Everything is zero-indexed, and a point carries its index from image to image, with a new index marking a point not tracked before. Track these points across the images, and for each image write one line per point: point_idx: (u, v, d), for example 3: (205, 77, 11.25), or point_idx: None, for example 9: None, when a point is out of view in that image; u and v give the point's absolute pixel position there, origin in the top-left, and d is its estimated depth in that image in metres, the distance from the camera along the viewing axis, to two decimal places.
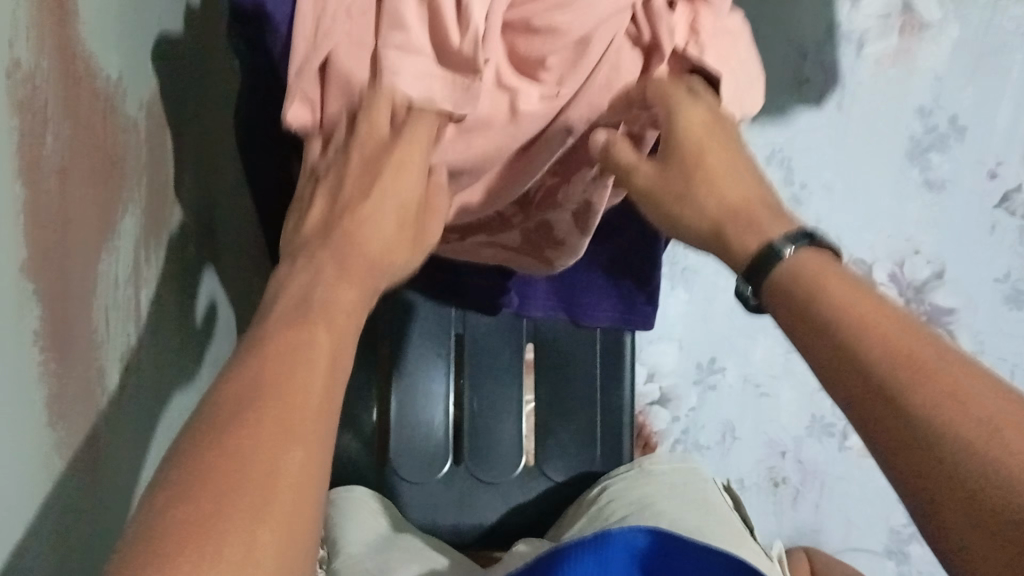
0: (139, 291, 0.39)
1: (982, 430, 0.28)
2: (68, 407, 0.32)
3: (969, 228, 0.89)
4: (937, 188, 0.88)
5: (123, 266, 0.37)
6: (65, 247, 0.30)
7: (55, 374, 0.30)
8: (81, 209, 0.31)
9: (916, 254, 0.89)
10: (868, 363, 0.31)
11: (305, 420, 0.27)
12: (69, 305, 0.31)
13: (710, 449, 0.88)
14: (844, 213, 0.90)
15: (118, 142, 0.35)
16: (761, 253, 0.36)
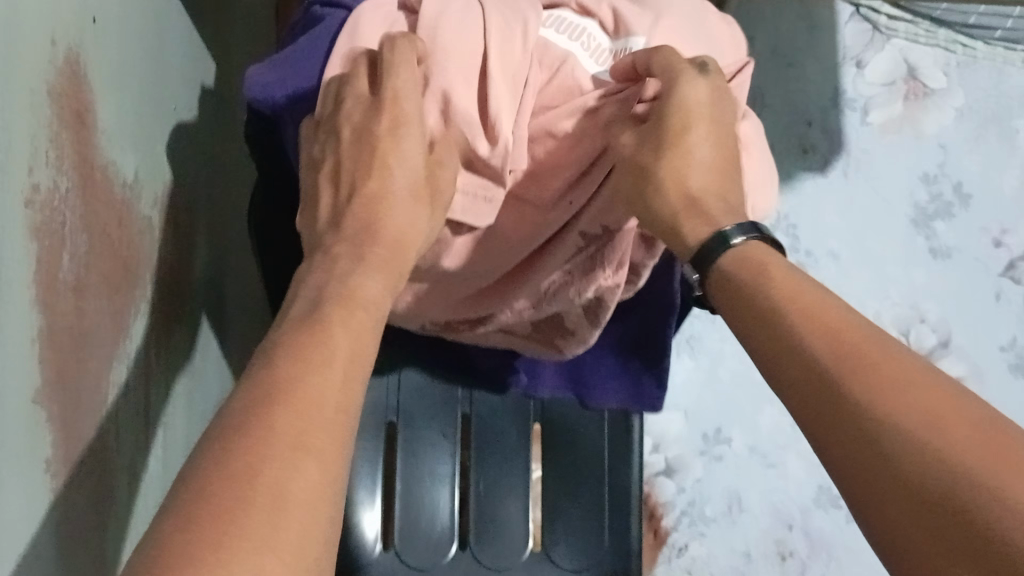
0: (153, 394, 0.38)
1: (924, 412, 0.26)
2: (86, 527, 0.31)
3: (974, 295, 0.87)
4: (941, 256, 0.88)
5: (137, 373, 0.36)
6: (82, 354, 0.30)
7: (72, 495, 0.29)
8: (96, 318, 0.31)
9: (922, 322, 0.87)
10: (809, 355, 0.30)
11: (317, 421, 0.26)
12: (83, 420, 0.30)
13: (716, 522, 0.86)
14: (849, 279, 0.87)
15: (133, 240, 0.35)
16: (705, 245, 0.36)
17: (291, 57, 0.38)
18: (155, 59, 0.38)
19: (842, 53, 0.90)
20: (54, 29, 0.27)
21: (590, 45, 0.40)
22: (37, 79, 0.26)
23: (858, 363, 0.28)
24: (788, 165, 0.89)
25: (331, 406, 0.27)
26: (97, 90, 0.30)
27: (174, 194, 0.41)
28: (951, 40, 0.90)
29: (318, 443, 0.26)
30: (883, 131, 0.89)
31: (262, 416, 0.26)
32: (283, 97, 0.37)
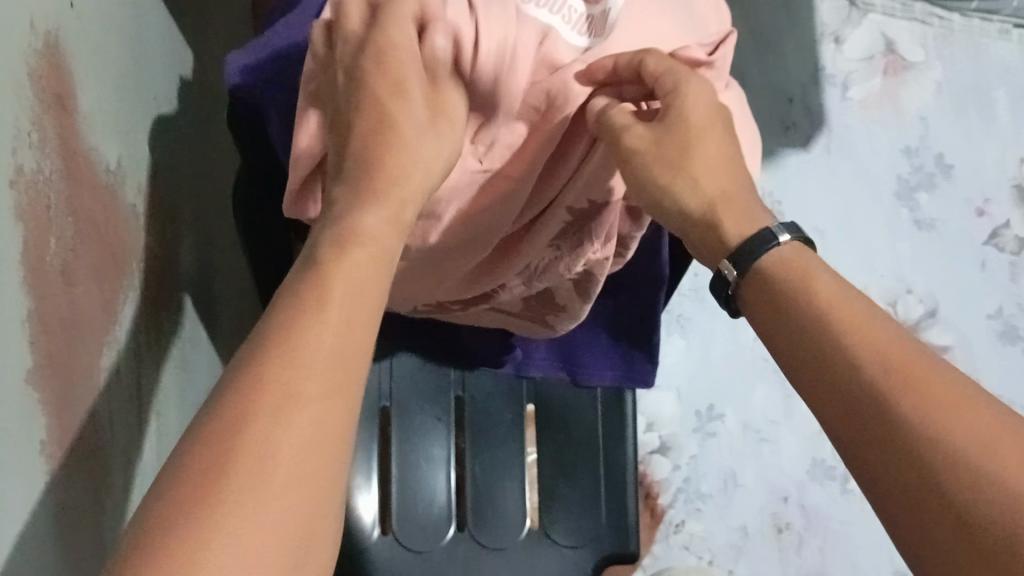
0: (143, 382, 0.38)
1: (983, 441, 0.28)
2: (81, 512, 0.30)
3: (959, 265, 0.88)
4: (925, 227, 0.89)
5: (127, 357, 0.36)
6: (72, 342, 0.30)
7: (64, 481, 0.29)
8: (83, 302, 0.31)
9: (909, 294, 0.87)
10: (851, 372, 0.31)
11: (306, 406, 0.25)
12: (74, 405, 0.30)
13: (713, 499, 0.86)
14: (836, 254, 0.88)
15: (118, 230, 0.35)
16: (745, 242, 0.37)
17: (269, 41, 0.38)
18: (132, 48, 0.38)
19: (819, 30, 0.91)
20: (32, 13, 0.27)
21: (570, 15, 0.36)
22: (17, 62, 0.26)
23: (906, 383, 0.30)
24: (770, 143, 0.89)
25: (325, 363, 0.26)
26: (75, 74, 0.30)
27: (156, 181, 0.41)
28: (927, 13, 0.91)
29: (299, 428, 0.25)
30: (862, 106, 0.90)
31: (250, 404, 0.25)
32: (266, 82, 0.37)
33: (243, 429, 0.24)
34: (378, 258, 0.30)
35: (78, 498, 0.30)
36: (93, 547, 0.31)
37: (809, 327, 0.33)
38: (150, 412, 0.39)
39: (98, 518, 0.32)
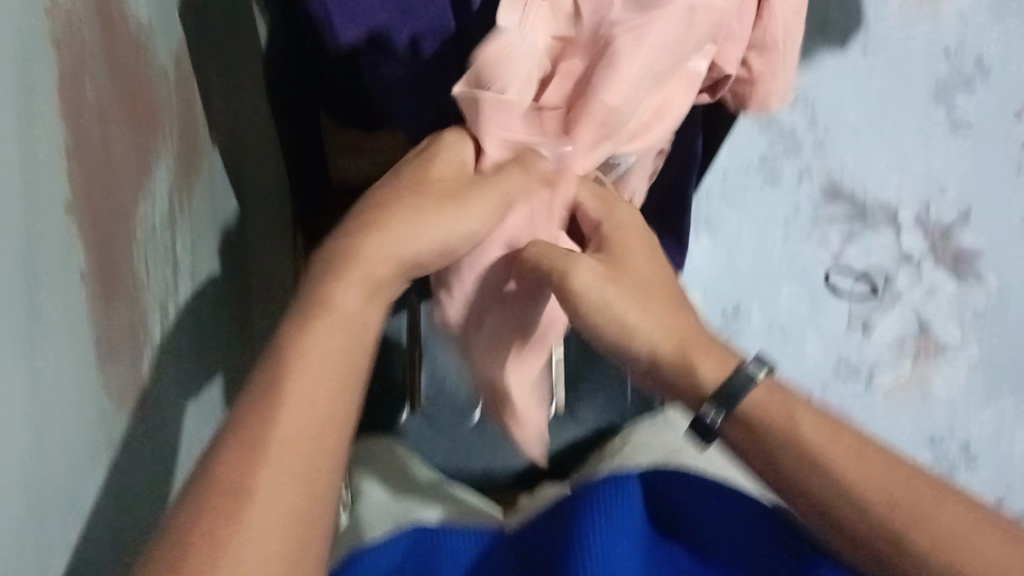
0: (174, 238, 0.54)
1: (964, 522, 0.43)
2: (115, 329, 0.43)
3: (994, 169, 0.90)
4: (962, 129, 0.90)
5: (157, 210, 0.50)
6: (97, 224, 0.40)
7: (107, 303, 0.42)
8: (92, 156, 0.40)
9: (943, 195, 0.90)
10: (905, 524, 0.43)
11: (267, 455, 0.38)
12: (112, 242, 0.43)
13: None
14: (871, 154, 0.91)
15: (108, 136, 0.41)
16: (729, 384, 0.47)
17: None
18: None
19: None
20: None
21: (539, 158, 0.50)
22: None
23: (921, 512, 0.43)
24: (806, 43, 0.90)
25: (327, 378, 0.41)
26: None
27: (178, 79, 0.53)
28: None
29: (267, 492, 0.37)
30: (903, 7, 0.90)
31: (241, 465, 0.38)
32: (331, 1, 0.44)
33: (248, 463, 0.38)
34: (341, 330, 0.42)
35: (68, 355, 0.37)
36: (132, 361, 0.46)
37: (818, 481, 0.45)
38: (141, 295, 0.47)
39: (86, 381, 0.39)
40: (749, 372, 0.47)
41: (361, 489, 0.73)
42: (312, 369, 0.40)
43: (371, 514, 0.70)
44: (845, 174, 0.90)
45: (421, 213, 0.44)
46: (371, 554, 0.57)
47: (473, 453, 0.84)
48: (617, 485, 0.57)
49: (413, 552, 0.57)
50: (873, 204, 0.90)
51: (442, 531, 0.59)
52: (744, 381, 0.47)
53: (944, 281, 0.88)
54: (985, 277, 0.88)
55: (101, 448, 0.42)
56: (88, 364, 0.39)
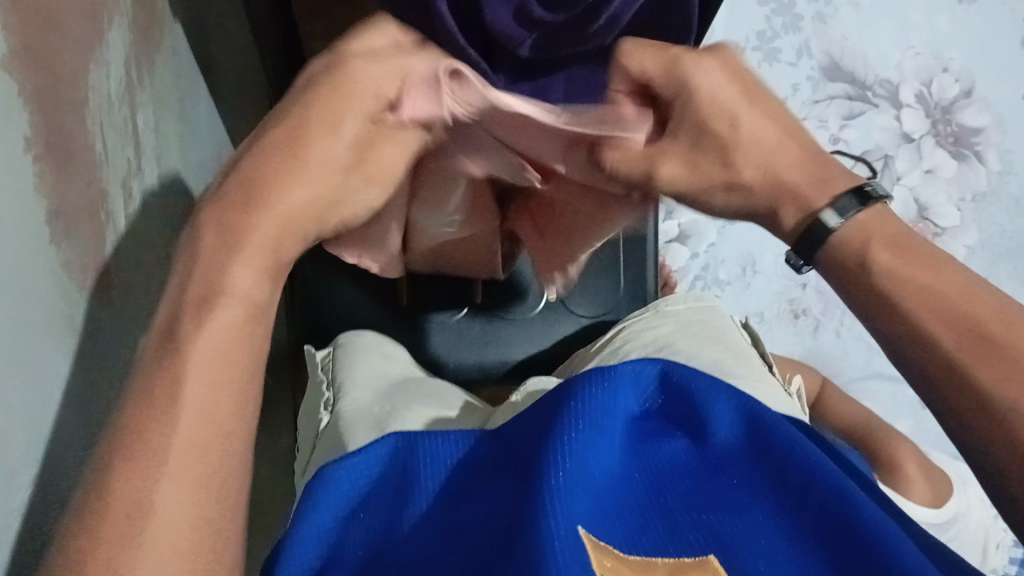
0: (135, 112, 0.52)
1: None
2: (73, 215, 0.41)
3: (1001, 42, 0.92)
4: (967, 2, 0.93)
5: (115, 82, 0.48)
6: (46, 98, 0.39)
7: (55, 184, 0.40)
8: (69, 25, 0.42)
9: (946, 72, 0.92)
10: None
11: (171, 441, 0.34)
12: (64, 116, 0.41)
13: (730, 285, 0.92)
14: (870, 28, 0.92)
15: (48, 2, 0.40)
16: (810, 227, 0.44)
17: None
18: None
19: None
20: None
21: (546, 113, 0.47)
22: None
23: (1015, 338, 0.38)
24: None
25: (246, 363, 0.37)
26: None
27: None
28: None
29: (175, 495, 0.33)
30: None
31: (143, 457, 0.33)
32: None
33: (155, 443, 0.34)
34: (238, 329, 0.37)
35: (18, 231, 0.36)
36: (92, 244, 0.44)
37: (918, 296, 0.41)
38: (108, 186, 0.46)
39: (49, 254, 0.39)
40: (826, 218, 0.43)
41: (346, 384, 0.70)
42: (197, 376, 0.35)
43: (350, 405, 0.67)
44: (845, 50, 0.92)
45: (294, 176, 0.40)
46: (349, 462, 0.55)
47: (466, 347, 0.80)
48: (604, 384, 0.50)
49: (396, 455, 0.55)
50: (874, 82, 0.91)
51: (424, 436, 0.56)
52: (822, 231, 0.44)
53: (946, 160, 0.90)
54: (987, 157, 0.90)
55: (66, 337, 0.40)
56: (45, 240, 0.39)
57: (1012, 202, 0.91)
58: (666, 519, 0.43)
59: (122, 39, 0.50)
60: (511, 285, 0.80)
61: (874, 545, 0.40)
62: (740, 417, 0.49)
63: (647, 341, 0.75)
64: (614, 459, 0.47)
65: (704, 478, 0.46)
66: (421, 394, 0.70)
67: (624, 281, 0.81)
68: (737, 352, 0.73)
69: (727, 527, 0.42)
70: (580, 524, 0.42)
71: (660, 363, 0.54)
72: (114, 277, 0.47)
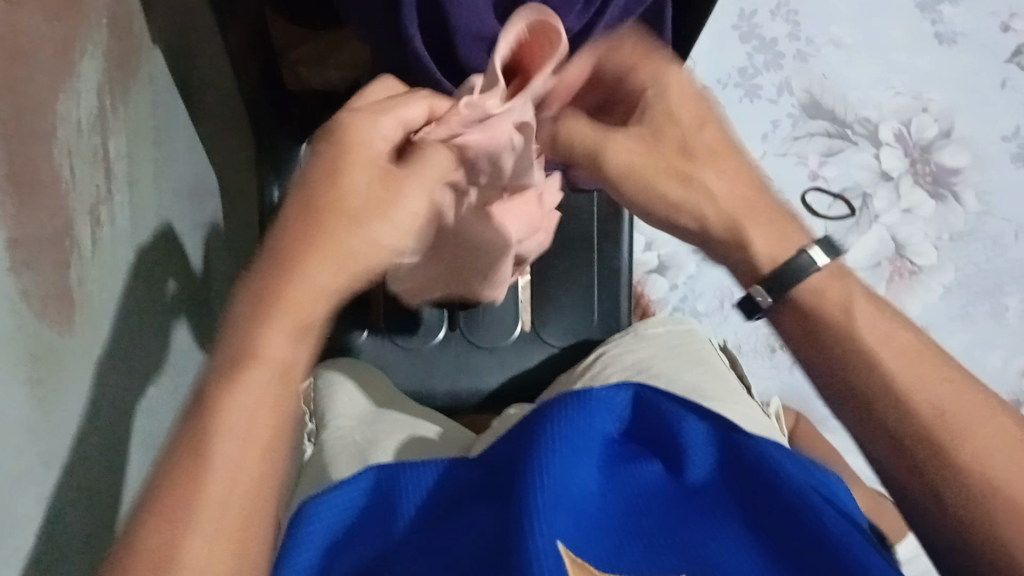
0: (108, 140, 0.52)
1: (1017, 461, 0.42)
2: (37, 247, 0.42)
3: (980, 83, 0.94)
4: (947, 41, 0.94)
5: (87, 109, 0.49)
6: (13, 129, 0.40)
7: (19, 217, 0.40)
8: (34, 56, 0.42)
9: (925, 112, 0.93)
10: (940, 434, 0.43)
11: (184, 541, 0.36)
12: (29, 149, 0.41)
13: (707, 317, 0.92)
14: (851, 68, 0.94)
15: (16, 36, 0.41)
16: (791, 262, 0.46)
17: None
18: None
19: None
20: None
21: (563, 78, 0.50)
22: None
23: (958, 438, 0.43)
24: None
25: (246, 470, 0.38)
26: None
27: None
28: None
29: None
30: None
31: (166, 514, 0.36)
32: None
33: (197, 483, 0.37)
34: (275, 380, 0.39)
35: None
36: (58, 271, 0.44)
37: (879, 409, 0.44)
38: (76, 214, 0.47)
39: (9, 281, 0.39)
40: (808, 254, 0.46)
41: (329, 412, 0.70)
42: (243, 402, 0.38)
43: (333, 435, 0.67)
44: (826, 89, 0.93)
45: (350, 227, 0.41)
46: (335, 494, 0.54)
47: (439, 374, 0.80)
48: (579, 408, 0.50)
49: (377, 489, 0.54)
50: (854, 120, 0.93)
51: (406, 468, 0.55)
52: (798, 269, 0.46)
53: (923, 200, 0.91)
54: (965, 198, 0.92)
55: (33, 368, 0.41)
56: (5, 269, 0.39)
57: (990, 242, 0.92)
58: (642, 543, 0.44)
59: (94, 70, 0.50)
60: (484, 312, 0.79)
61: (836, 560, 0.43)
62: (713, 439, 0.50)
63: (627, 366, 0.75)
64: (592, 480, 0.48)
65: (678, 502, 0.47)
66: (405, 421, 0.69)
67: (600, 310, 0.81)
68: (718, 376, 0.73)
69: (700, 547, 0.44)
70: (560, 538, 0.43)
71: (632, 386, 0.54)
72: (84, 307, 0.47)
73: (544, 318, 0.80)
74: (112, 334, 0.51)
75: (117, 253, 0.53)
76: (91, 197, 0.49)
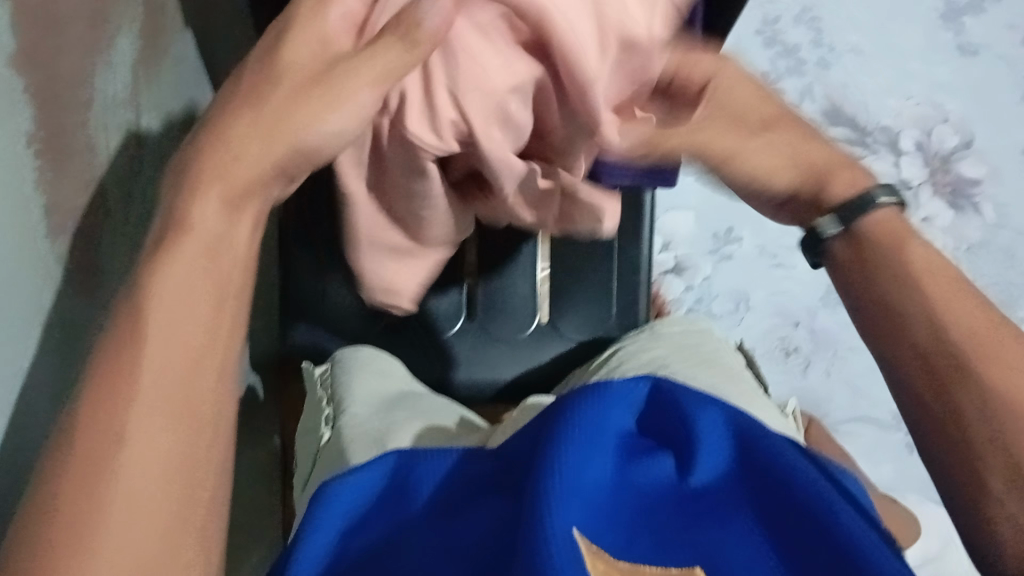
0: (138, 114, 0.53)
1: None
2: (67, 211, 0.43)
3: (1001, 95, 0.94)
4: (968, 52, 0.95)
5: (121, 81, 0.50)
6: (51, 92, 0.41)
7: (52, 180, 0.41)
8: (77, 23, 0.44)
9: (946, 122, 0.93)
10: (968, 353, 0.40)
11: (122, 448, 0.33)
12: (64, 114, 0.42)
13: (722, 319, 0.93)
14: (872, 76, 0.94)
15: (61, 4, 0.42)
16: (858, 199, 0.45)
17: None
18: None
19: None
20: None
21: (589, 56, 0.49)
22: None
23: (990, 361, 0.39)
24: None
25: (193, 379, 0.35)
26: None
27: None
28: None
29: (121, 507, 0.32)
30: None
31: (110, 403, 0.33)
32: None
33: (128, 374, 0.34)
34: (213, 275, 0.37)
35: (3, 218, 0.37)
36: (83, 236, 0.45)
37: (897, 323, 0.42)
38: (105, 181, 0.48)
39: (41, 241, 0.40)
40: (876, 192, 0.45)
41: (347, 398, 0.71)
42: (170, 282, 0.36)
43: (350, 422, 0.68)
44: (846, 96, 0.93)
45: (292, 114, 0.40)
46: (352, 477, 0.53)
47: (456, 364, 0.81)
48: (595, 401, 0.49)
49: (394, 475, 0.53)
50: (875, 128, 0.93)
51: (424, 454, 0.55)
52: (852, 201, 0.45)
53: (942, 209, 0.91)
54: (983, 209, 0.92)
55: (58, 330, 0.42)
56: (39, 229, 0.40)
57: (1006, 254, 0.92)
58: (653, 536, 0.46)
59: (131, 44, 0.52)
60: (502, 304, 0.80)
61: (849, 558, 0.43)
62: (730, 440, 0.49)
63: (642, 362, 0.75)
64: (605, 473, 0.47)
65: (691, 499, 0.47)
66: (420, 408, 0.70)
67: (618, 306, 0.81)
68: (733, 376, 0.74)
69: (710, 543, 0.45)
70: (574, 527, 0.44)
71: (651, 376, 0.53)
72: (103, 278, 0.48)
73: (562, 312, 0.81)
74: None
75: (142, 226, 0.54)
76: (121, 168, 0.50)
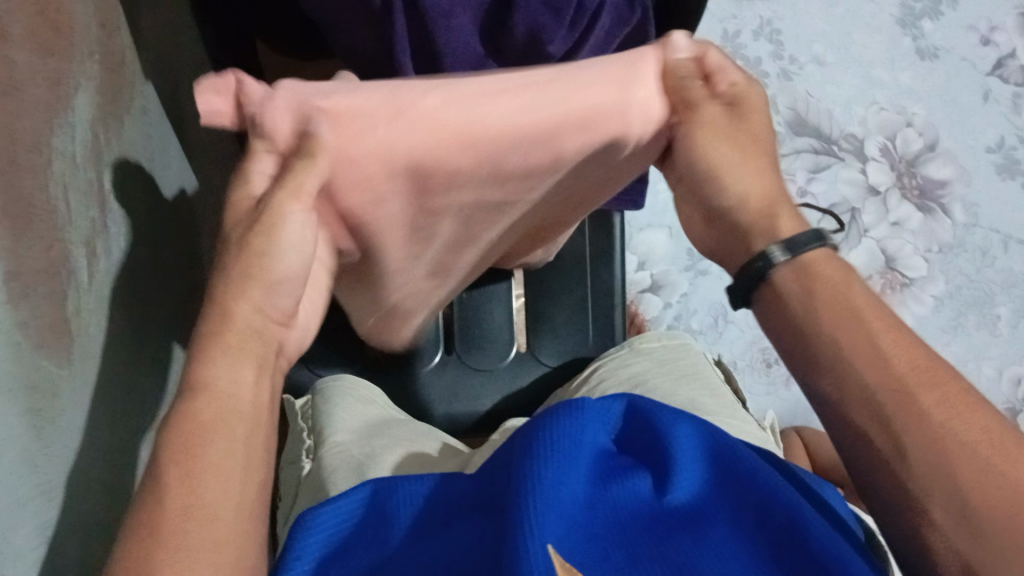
0: (100, 171, 0.52)
1: (991, 450, 0.37)
2: (32, 280, 0.42)
3: (961, 95, 0.95)
4: (929, 57, 0.97)
5: (80, 143, 0.50)
6: (6, 160, 0.40)
7: (13, 249, 0.40)
8: (28, 88, 0.43)
9: (909, 127, 0.95)
10: (890, 399, 0.40)
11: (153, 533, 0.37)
12: (22, 178, 0.42)
13: (702, 335, 0.93)
14: (836, 86, 0.95)
15: (12, 65, 0.42)
16: (755, 260, 0.45)
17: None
18: None
19: None
20: None
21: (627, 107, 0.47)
22: None
23: (924, 387, 0.39)
24: None
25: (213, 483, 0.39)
26: None
27: (98, 26, 0.54)
28: None
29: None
30: None
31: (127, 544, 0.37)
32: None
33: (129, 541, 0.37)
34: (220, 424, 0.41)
35: None
36: (48, 300, 0.44)
37: (832, 359, 0.42)
38: (70, 240, 0.47)
39: (3, 311, 0.39)
40: (771, 252, 0.44)
41: (326, 427, 0.70)
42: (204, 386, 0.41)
43: (331, 449, 0.67)
44: (811, 106, 0.94)
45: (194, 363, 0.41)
46: (328, 507, 0.51)
47: (437, 398, 0.80)
48: (572, 416, 0.49)
49: (373, 501, 0.51)
50: (840, 137, 0.94)
51: (400, 481, 0.53)
52: (764, 265, 0.44)
53: (911, 214, 0.92)
54: (952, 210, 0.93)
55: (31, 397, 0.41)
56: (0, 300, 0.39)
57: (979, 254, 0.93)
58: (627, 549, 0.43)
59: (88, 102, 0.51)
60: (482, 333, 0.80)
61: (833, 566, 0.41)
62: (705, 462, 0.49)
63: (621, 380, 0.75)
64: (580, 486, 0.46)
65: (669, 513, 0.46)
66: (400, 436, 0.69)
67: (595, 329, 0.81)
68: (714, 391, 0.73)
69: (689, 550, 0.43)
70: (551, 541, 0.41)
71: (625, 398, 0.55)
72: (78, 336, 0.47)
73: (538, 340, 0.81)
74: (105, 365, 0.51)
75: (113, 281, 0.54)
76: (85, 227, 0.49)
